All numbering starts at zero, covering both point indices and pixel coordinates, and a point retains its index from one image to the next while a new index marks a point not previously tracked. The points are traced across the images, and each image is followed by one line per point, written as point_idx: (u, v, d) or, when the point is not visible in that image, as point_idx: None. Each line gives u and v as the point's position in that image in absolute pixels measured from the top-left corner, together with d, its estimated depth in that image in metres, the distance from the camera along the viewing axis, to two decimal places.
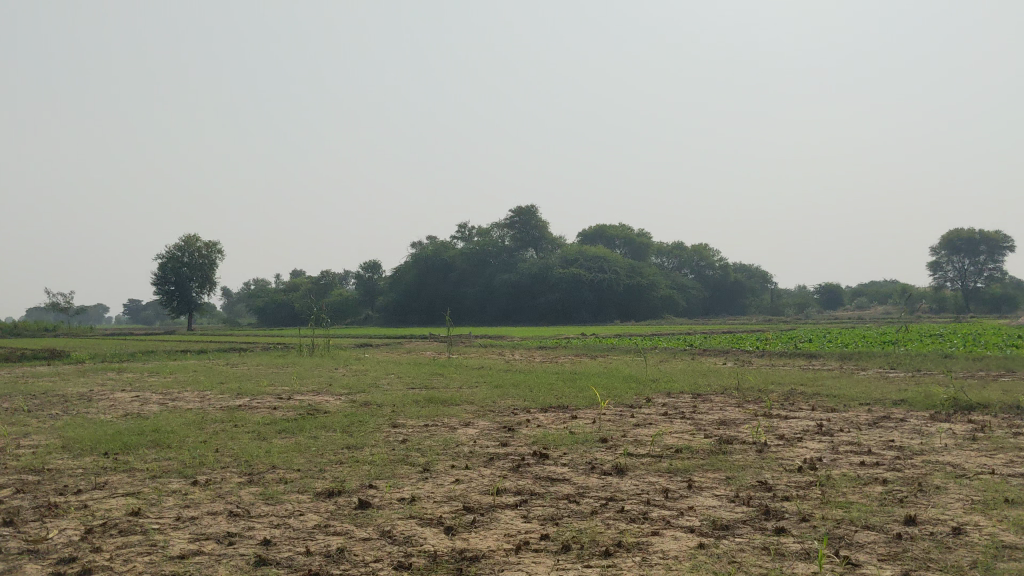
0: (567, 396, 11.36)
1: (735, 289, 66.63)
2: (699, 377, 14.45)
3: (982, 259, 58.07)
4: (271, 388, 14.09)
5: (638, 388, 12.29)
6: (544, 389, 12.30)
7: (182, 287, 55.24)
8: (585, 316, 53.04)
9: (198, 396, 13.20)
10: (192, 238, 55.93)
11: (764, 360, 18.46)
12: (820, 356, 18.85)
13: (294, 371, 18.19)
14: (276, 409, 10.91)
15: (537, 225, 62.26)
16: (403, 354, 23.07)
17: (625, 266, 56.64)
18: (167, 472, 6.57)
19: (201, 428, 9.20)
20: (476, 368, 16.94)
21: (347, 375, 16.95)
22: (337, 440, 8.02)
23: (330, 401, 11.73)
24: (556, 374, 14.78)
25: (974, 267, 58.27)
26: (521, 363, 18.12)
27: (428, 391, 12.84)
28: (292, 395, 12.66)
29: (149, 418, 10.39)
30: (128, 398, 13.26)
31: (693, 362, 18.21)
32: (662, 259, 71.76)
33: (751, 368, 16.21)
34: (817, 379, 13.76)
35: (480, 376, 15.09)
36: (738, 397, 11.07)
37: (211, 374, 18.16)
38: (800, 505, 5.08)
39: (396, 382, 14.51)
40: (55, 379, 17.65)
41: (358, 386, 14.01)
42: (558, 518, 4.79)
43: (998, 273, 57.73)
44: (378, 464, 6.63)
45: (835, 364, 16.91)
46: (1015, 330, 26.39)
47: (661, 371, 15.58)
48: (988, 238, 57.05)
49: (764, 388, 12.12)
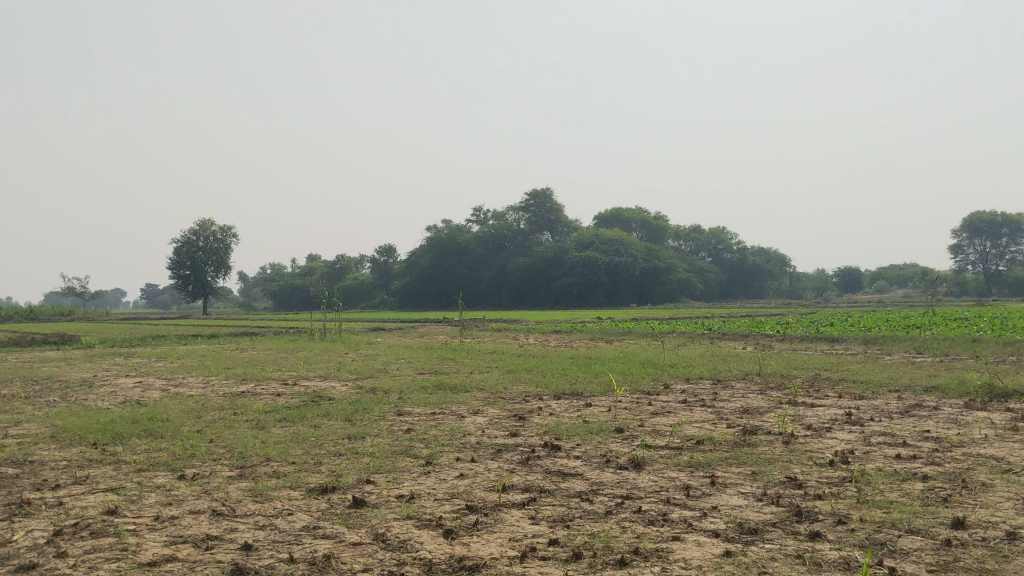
0: (582, 382, 10.94)
1: (754, 273, 65.94)
2: (719, 361, 14.00)
3: (1005, 242, 57.12)
4: (278, 373, 13.75)
5: (656, 373, 11.87)
6: (558, 375, 11.89)
7: (198, 272, 55.10)
8: (601, 300, 52.54)
9: (201, 381, 12.87)
10: (207, 222, 55.75)
11: (786, 344, 17.99)
12: (844, 340, 18.33)
13: (304, 355, 17.87)
14: (280, 396, 10.56)
15: (553, 208, 61.54)
16: (417, 338, 22.73)
17: (642, 249, 55.97)
18: (154, 465, 6.18)
19: (200, 416, 8.85)
20: (489, 352, 16.54)
21: (357, 359, 16.61)
22: (339, 429, 7.62)
23: (337, 387, 11.36)
24: (571, 359, 14.37)
25: (996, 249, 57.35)
26: (534, 347, 17.72)
27: (438, 376, 12.47)
28: (298, 381, 12.31)
29: (149, 405, 10.05)
30: (131, 383, 12.95)
31: (713, 346, 17.76)
32: (679, 243, 71.14)
33: (774, 353, 15.77)
34: (842, 364, 13.28)
35: (492, 361, 14.70)
36: (760, 384, 10.63)
37: (220, 358, 17.86)
38: (835, 503, 4.64)
39: (406, 368, 14.14)
40: (62, 365, 17.42)
41: (368, 371, 13.66)
42: (569, 519, 4.36)
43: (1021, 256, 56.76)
44: (378, 457, 6.22)
45: (860, 349, 16.42)
46: None
47: (680, 356, 15.12)
48: (1011, 220, 56.10)
49: (787, 374, 11.68)
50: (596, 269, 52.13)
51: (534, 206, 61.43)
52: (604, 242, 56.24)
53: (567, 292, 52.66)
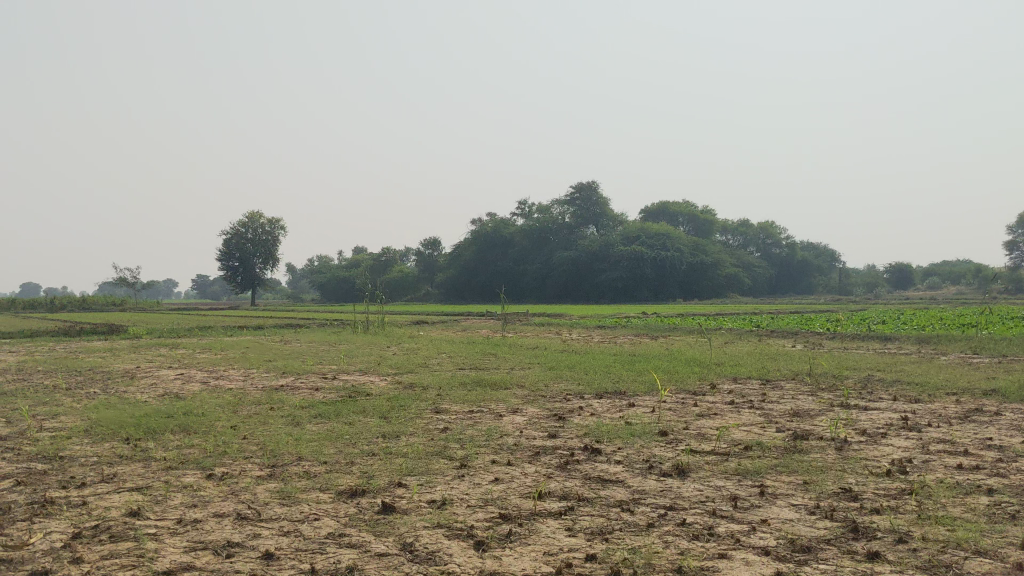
0: (625, 380, 10.67)
1: (802, 268, 64.95)
2: (768, 360, 13.63)
3: None
4: (318, 367, 13.65)
5: (702, 372, 11.56)
6: (601, 372, 11.62)
7: (246, 263, 55.54)
8: (646, 295, 52.01)
9: (241, 374, 12.80)
10: (256, 214, 56.19)
11: (837, 343, 17.53)
12: (897, 339, 17.81)
13: (345, 349, 17.78)
14: (318, 390, 10.43)
15: (599, 202, 60.95)
16: (460, 332, 22.57)
17: (689, 244, 55.30)
18: (183, 463, 6.03)
19: (236, 410, 8.73)
20: (532, 348, 16.30)
21: (398, 353, 16.48)
22: (375, 427, 7.44)
23: (377, 382, 11.21)
24: (614, 356, 14.09)
25: None
26: (577, 343, 17.47)
27: (478, 372, 12.27)
28: (338, 375, 12.19)
29: (187, 398, 9.97)
30: (172, 375, 12.92)
31: (760, 344, 17.36)
32: (727, 237, 70.32)
33: (824, 352, 15.35)
34: (896, 364, 12.86)
35: (534, 357, 14.46)
36: (810, 384, 10.28)
37: (262, 350, 17.84)
38: (894, 519, 4.33)
39: (447, 363, 13.97)
40: (107, 355, 17.50)
41: (408, 366, 13.49)
42: (608, 532, 4.11)
43: None
44: (412, 457, 6.02)
45: (915, 348, 15.92)
46: None
47: (728, 354, 14.77)
48: None
49: (838, 375, 11.30)
50: (642, 263, 51.60)
51: (579, 199, 60.99)
52: (650, 236, 55.67)
53: (612, 286, 52.21)
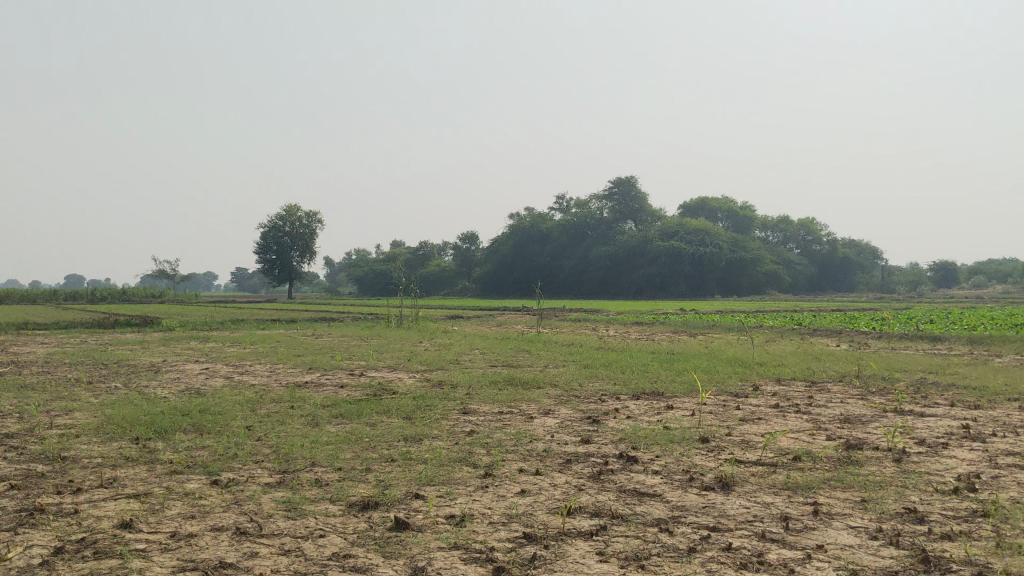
0: (664, 380, 10.17)
1: (844, 266, 63.79)
2: (814, 360, 13.05)
3: None
4: (346, 363, 13.27)
5: (744, 373, 11.01)
6: (638, 371, 11.13)
7: (283, 257, 55.55)
8: (684, 291, 51.24)
9: (267, 370, 12.45)
10: (293, 208, 56.18)
11: (884, 343, 16.87)
12: (948, 340, 17.08)
13: (377, 344, 17.40)
14: (342, 388, 10.03)
15: (638, 197, 60.13)
16: (494, 328, 22.12)
17: (728, 240, 54.40)
18: (189, 467, 5.65)
19: (254, 409, 8.36)
20: (567, 345, 15.80)
21: (430, 349, 16.08)
22: (398, 429, 7.02)
23: (405, 380, 10.80)
24: (652, 354, 13.56)
25: None
26: (613, 339, 16.96)
27: (511, 370, 11.83)
28: (365, 372, 11.80)
29: (208, 395, 9.63)
30: (197, 370, 12.62)
31: (804, 343, 16.77)
32: (767, 234, 69.24)
33: (872, 352, 14.72)
34: (949, 366, 12.22)
35: (569, 354, 13.98)
36: (860, 387, 9.71)
37: (292, 345, 17.54)
38: (970, 548, 3.81)
39: (478, 359, 13.52)
40: (136, 348, 17.30)
41: (438, 363, 13.07)
42: (644, 558, 3.66)
43: None
44: (433, 464, 5.60)
45: (967, 349, 15.22)
46: None
47: (771, 353, 14.19)
48: None
49: (889, 377, 10.71)
50: (681, 259, 50.84)
51: (617, 193, 60.25)
52: (689, 232, 54.89)
53: (650, 282, 51.50)
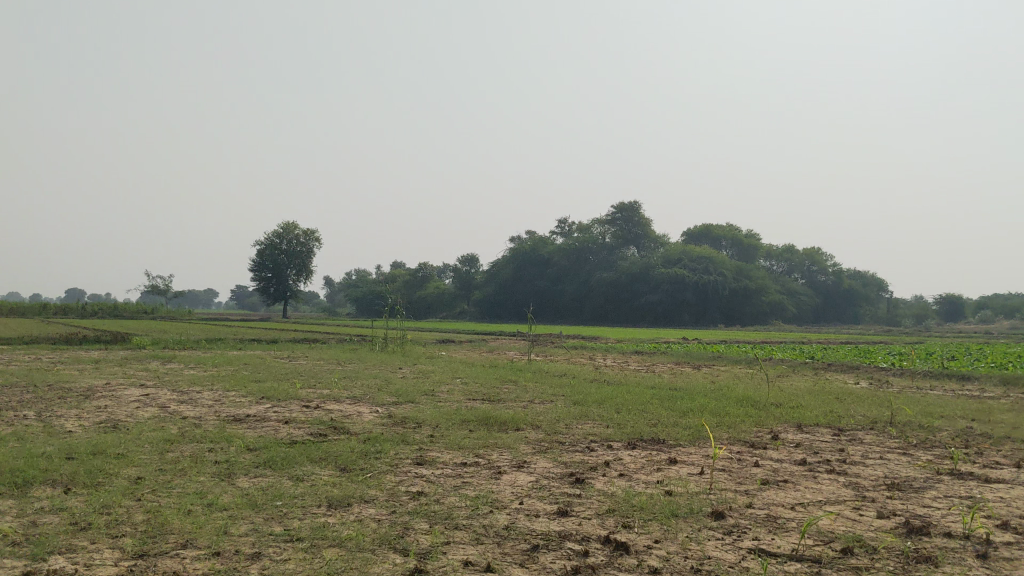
0: (665, 424, 8.61)
1: (849, 297, 62.26)
2: (835, 402, 11.52)
3: None
4: (304, 392, 11.74)
5: (760, 416, 9.44)
6: (636, 411, 9.59)
7: (279, 275, 54.10)
8: (687, 320, 49.83)
9: (212, 398, 10.89)
10: (290, 225, 54.75)
11: (907, 382, 15.33)
12: (978, 380, 15.54)
13: (351, 369, 15.85)
14: (285, 425, 8.49)
15: (640, 223, 58.59)
16: (485, 354, 20.61)
17: (732, 268, 53.02)
18: (15, 544, 4.13)
19: (164, 452, 6.82)
20: (558, 376, 14.24)
21: (407, 377, 14.55)
22: (324, 489, 5.48)
23: (365, 416, 9.25)
24: (652, 389, 11.99)
25: None
26: (608, 370, 15.44)
27: (490, 405, 10.29)
28: (321, 405, 10.24)
29: (123, 429, 8.09)
30: (134, 397, 11.06)
31: (819, 380, 15.21)
32: (771, 263, 67.78)
33: (898, 392, 13.17)
34: (993, 414, 10.66)
35: (560, 387, 12.43)
36: (897, 439, 8.16)
37: (258, 368, 15.97)
38: None
39: (456, 391, 11.96)
40: (85, 368, 15.76)
41: (411, 394, 11.51)
42: None
43: None
44: (347, 552, 4.05)
45: (1003, 392, 13.65)
46: None
47: (787, 391, 12.62)
48: None
49: (929, 425, 9.15)
50: (684, 287, 49.53)
51: (620, 219, 58.79)
52: (692, 259, 53.47)
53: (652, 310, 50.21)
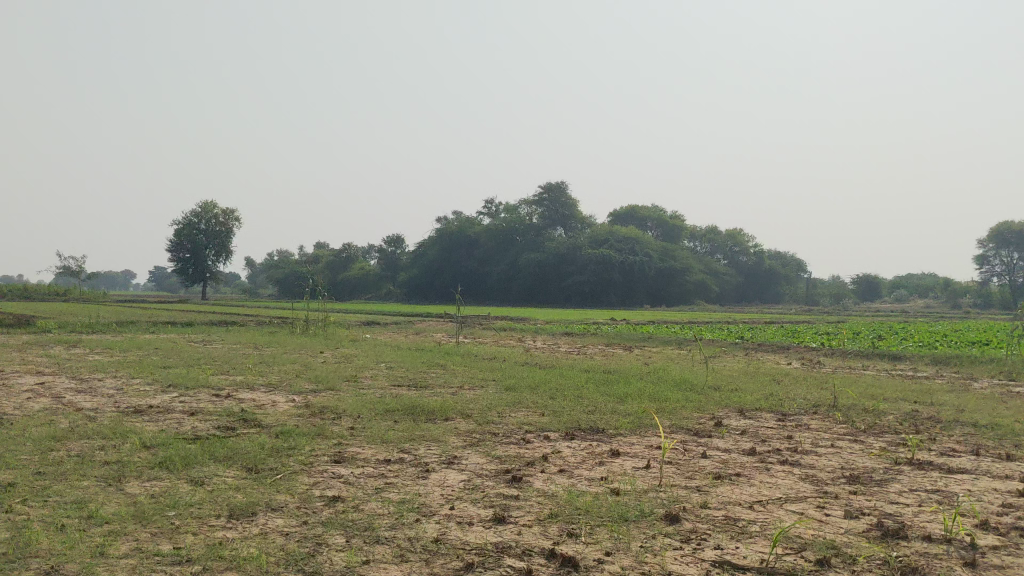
0: (603, 411, 8.11)
1: (771, 277, 63.03)
2: (774, 384, 11.23)
3: None
4: (216, 379, 10.94)
5: (701, 401, 9.00)
6: (572, 397, 9.06)
7: (198, 256, 52.34)
8: (613, 301, 49.82)
9: (114, 387, 10.04)
10: (209, 204, 52.93)
11: (839, 363, 15.15)
12: (910, 360, 15.41)
13: (268, 354, 15.03)
14: (191, 417, 7.74)
15: (567, 203, 58.38)
16: (410, 337, 19.96)
17: (658, 248, 53.18)
18: None
19: (48, 451, 6.03)
20: (487, 359, 13.67)
21: (329, 362, 13.83)
22: (226, 495, 4.80)
23: (280, 407, 8.53)
24: (586, 373, 11.50)
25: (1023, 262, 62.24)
26: (539, 353, 14.93)
27: (416, 392, 9.68)
28: (233, 394, 9.47)
29: (4, 425, 7.24)
30: (25, 386, 10.12)
31: (753, 360, 14.95)
32: (694, 243, 68.34)
33: (834, 374, 12.95)
34: (934, 396, 10.45)
35: (490, 371, 11.85)
36: (845, 425, 7.80)
37: (168, 353, 15.02)
38: None
39: (380, 378, 11.28)
40: None
41: (332, 381, 10.81)
42: None
43: None
44: None
45: (937, 373, 13.55)
46: None
47: (723, 374, 12.27)
48: None
49: (873, 410, 8.87)
50: (610, 267, 49.46)
51: (547, 199, 58.44)
52: (618, 240, 53.38)
53: (579, 290, 50.05)
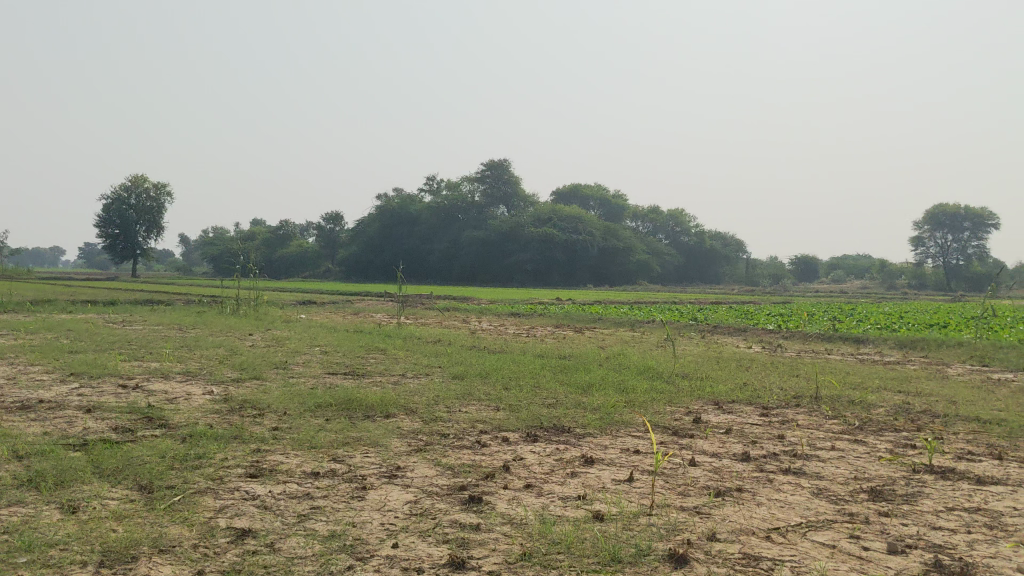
0: (567, 406, 7.15)
1: (711, 257, 62.88)
2: (745, 372, 10.42)
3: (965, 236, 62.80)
4: (125, 367, 9.72)
5: (670, 392, 8.08)
6: (528, 388, 8.08)
7: (128, 231, 50.12)
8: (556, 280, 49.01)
9: (6, 376, 8.79)
10: (139, 177, 50.72)
11: (802, 346, 14.39)
12: (873, 343, 14.77)
13: (191, 337, 13.79)
14: (86, 415, 6.59)
15: (510, 180, 57.42)
16: (348, 318, 18.77)
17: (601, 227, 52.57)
18: None
19: None
20: (431, 343, 12.61)
21: (258, 345, 12.63)
22: (103, 529, 3.71)
23: (194, 401, 7.40)
24: (540, 359, 10.53)
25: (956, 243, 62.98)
26: (486, 336, 13.93)
27: (354, 381, 8.60)
28: (143, 385, 8.30)
29: None
30: None
31: (712, 344, 14.17)
32: (636, 223, 67.94)
33: (800, 358, 12.21)
34: (914, 385, 9.71)
35: (435, 357, 10.82)
36: (837, 422, 6.93)
37: (80, 336, 13.67)
38: None
39: (313, 364, 10.17)
40: None
41: (259, 368, 9.69)
42: None
43: (977, 250, 62.24)
44: None
45: (905, 357, 12.90)
46: None
47: (687, 360, 11.40)
48: (972, 214, 61.70)
49: (860, 402, 8.06)
50: (553, 246, 48.73)
51: (489, 176, 57.36)
52: (562, 219, 52.57)
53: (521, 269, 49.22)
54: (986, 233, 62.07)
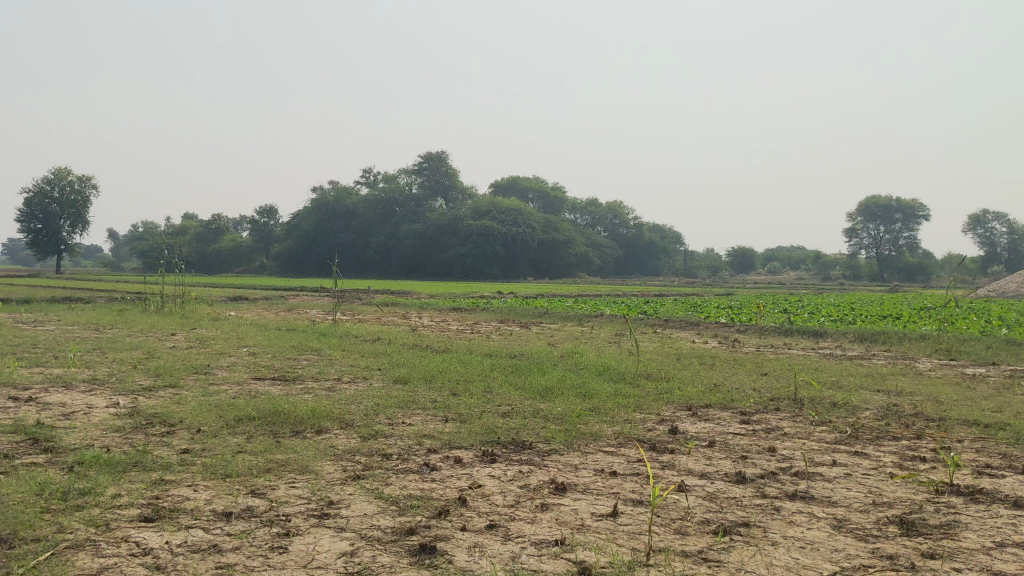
0: (526, 416, 6.29)
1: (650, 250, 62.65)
2: (709, 370, 9.67)
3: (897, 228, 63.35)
4: (22, 374, 8.57)
5: (636, 397, 7.28)
6: (479, 395, 7.21)
7: (50, 225, 47.98)
8: (495, 273, 48.38)
9: None
10: (62, 169, 48.60)
11: (759, 341, 13.72)
12: (831, 336, 14.21)
13: (105, 338, 12.57)
14: None
15: (447, 172, 56.42)
16: (280, 315, 17.63)
17: (540, 220, 51.90)
18: None
19: None
20: (369, 342, 11.65)
21: (179, 346, 11.50)
22: None
23: (94, 416, 6.36)
24: (489, 359, 9.66)
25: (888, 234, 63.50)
26: (428, 334, 12.97)
27: (281, 389, 7.62)
28: (38, 397, 7.21)
29: None
30: None
31: (667, 339, 13.43)
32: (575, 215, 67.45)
33: (762, 354, 11.51)
34: (889, 382, 9.05)
35: (374, 358, 9.88)
36: (829, 430, 6.18)
37: None
38: None
39: (238, 369, 9.15)
40: None
41: (176, 374, 8.65)
42: None
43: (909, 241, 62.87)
44: None
45: (869, 352, 12.30)
46: (992, 304, 22.65)
47: (646, 358, 10.62)
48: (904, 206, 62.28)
49: (844, 405, 7.34)
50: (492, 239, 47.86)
51: (427, 169, 56.29)
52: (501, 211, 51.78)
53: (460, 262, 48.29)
54: (917, 225, 62.71)
